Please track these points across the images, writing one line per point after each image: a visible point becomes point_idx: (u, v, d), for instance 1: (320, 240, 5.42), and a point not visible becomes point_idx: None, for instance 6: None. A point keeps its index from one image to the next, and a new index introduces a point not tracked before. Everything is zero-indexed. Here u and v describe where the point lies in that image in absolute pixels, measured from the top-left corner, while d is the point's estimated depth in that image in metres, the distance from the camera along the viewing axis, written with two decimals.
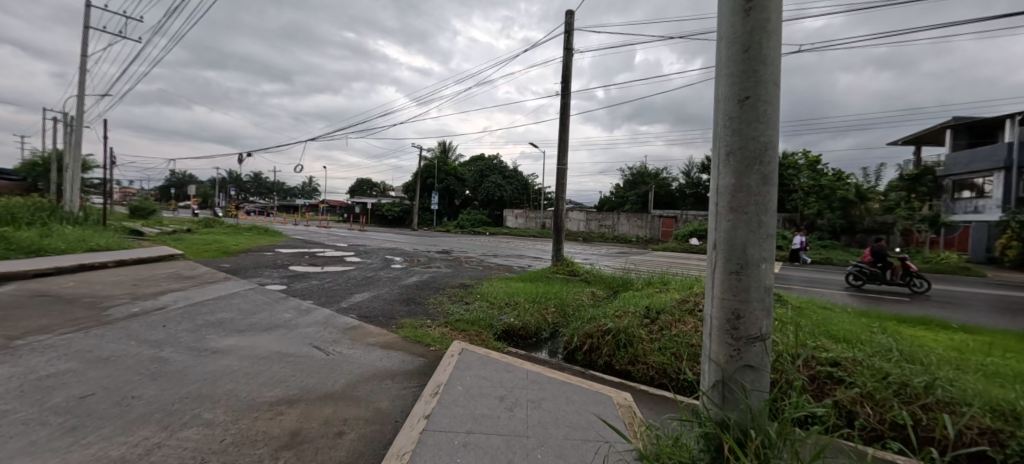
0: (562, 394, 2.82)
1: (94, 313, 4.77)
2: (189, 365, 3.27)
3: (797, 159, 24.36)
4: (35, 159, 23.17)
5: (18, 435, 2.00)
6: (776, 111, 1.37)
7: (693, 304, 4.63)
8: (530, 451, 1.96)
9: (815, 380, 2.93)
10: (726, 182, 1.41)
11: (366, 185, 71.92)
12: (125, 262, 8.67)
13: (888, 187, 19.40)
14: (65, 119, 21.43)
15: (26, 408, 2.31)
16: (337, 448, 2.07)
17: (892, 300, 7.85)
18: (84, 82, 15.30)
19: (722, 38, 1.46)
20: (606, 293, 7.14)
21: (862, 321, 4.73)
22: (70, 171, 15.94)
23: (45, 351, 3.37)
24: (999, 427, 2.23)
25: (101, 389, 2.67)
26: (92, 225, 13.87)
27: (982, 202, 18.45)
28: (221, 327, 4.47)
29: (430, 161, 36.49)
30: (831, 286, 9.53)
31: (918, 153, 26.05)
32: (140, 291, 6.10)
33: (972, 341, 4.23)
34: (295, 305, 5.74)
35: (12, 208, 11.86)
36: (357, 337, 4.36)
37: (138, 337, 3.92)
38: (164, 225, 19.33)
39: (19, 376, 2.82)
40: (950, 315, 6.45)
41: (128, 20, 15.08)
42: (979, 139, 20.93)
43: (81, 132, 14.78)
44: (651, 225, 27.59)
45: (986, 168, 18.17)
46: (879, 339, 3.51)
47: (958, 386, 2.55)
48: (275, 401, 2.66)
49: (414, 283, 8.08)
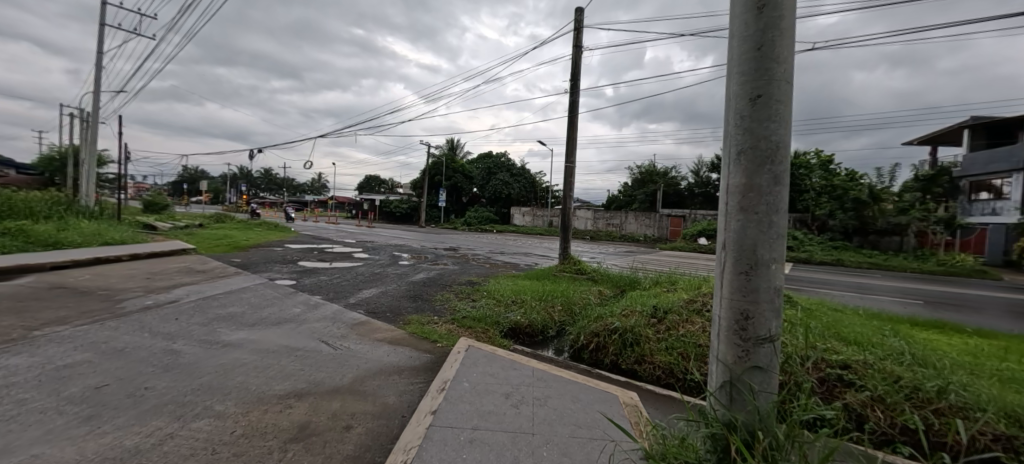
0: (568, 393, 2.82)
1: (109, 305, 4.88)
2: (201, 358, 3.33)
3: (808, 159, 23.99)
4: (52, 154, 23.81)
5: (36, 423, 2.07)
6: (789, 111, 1.35)
7: (701, 304, 4.59)
8: (535, 448, 1.98)
9: (824, 382, 2.89)
10: (736, 182, 1.39)
11: (375, 182, 73.20)
12: (139, 255, 8.89)
13: (902, 187, 18.97)
14: (81, 115, 21.95)
15: (44, 397, 2.39)
16: (346, 442, 2.10)
17: (905, 303, 7.70)
18: (99, 78, 15.65)
19: (734, 36, 1.44)
20: (612, 292, 7.12)
21: (874, 324, 4.64)
22: (85, 166, 16.33)
23: (61, 342, 3.47)
24: (1012, 433, 2.19)
25: (116, 379, 2.74)
26: (106, 219, 14.15)
27: (999, 204, 17.94)
28: (232, 321, 4.56)
29: (438, 159, 36.70)
30: (843, 288, 9.38)
31: (934, 152, 25.48)
32: (153, 284, 6.22)
33: (986, 345, 4.13)
34: (303, 300, 5.83)
35: (30, 201, 12.18)
36: (365, 333, 4.42)
37: (152, 330, 4.01)
38: (175, 219, 19.66)
39: (37, 366, 2.90)
40: (964, 318, 6.34)
41: (141, 18, 15.34)
42: (997, 140, 20.40)
43: (96, 128, 15.16)
44: (658, 224, 27.52)
45: (1004, 169, 17.65)
46: (890, 343, 3.45)
47: (971, 391, 2.51)
48: (285, 394, 2.71)
49: (421, 280, 8.13)
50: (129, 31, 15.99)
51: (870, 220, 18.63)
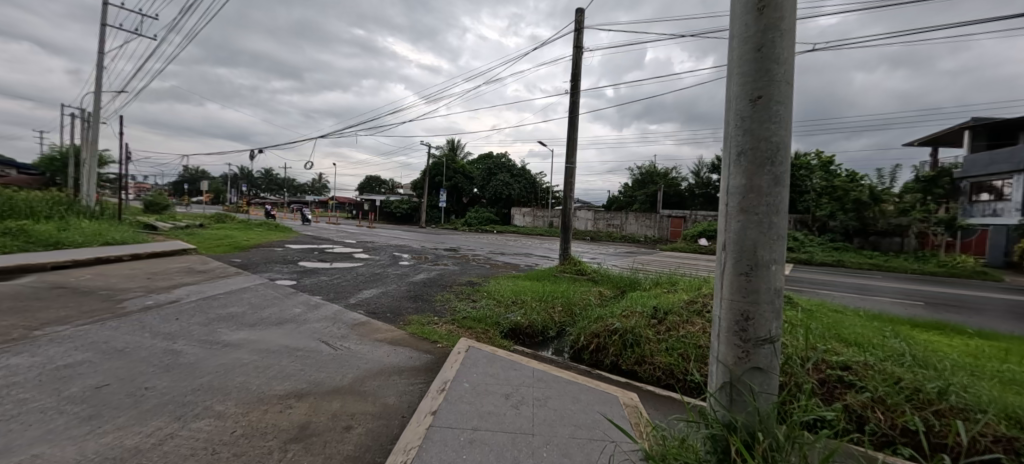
0: (568, 393, 2.82)
1: (110, 305, 4.90)
2: (202, 358, 3.34)
3: (809, 160, 23.98)
4: (53, 154, 23.86)
5: (36, 423, 2.07)
6: (789, 112, 1.35)
7: (701, 305, 4.59)
8: (536, 449, 1.97)
9: (825, 383, 2.90)
10: (737, 183, 1.39)
11: (376, 183, 73.32)
12: (140, 255, 8.90)
13: (902, 189, 18.95)
14: (81, 115, 21.99)
15: (45, 397, 2.39)
16: (346, 442, 2.11)
17: (906, 304, 7.68)
18: (100, 78, 15.67)
19: (734, 39, 1.44)
20: (613, 292, 7.13)
21: (875, 326, 4.63)
22: (86, 166, 16.34)
23: (61, 342, 3.47)
24: (1012, 435, 2.18)
25: (116, 379, 2.75)
26: (106, 219, 14.14)
27: (999, 205, 17.76)
28: (232, 321, 4.56)
29: (438, 159, 36.72)
30: (844, 289, 9.38)
31: (935, 154, 25.43)
32: (154, 284, 6.23)
33: (988, 347, 4.12)
34: (303, 300, 5.83)
35: (31, 201, 12.21)
36: (365, 333, 4.42)
37: (152, 330, 4.02)
38: (175, 219, 19.64)
39: (38, 366, 2.91)
40: (964, 320, 6.35)
41: (142, 18, 15.38)
42: (998, 141, 20.37)
43: (97, 129, 15.20)
44: (659, 225, 27.55)
45: (1004, 170, 17.64)
46: (892, 344, 3.44)
47: (971, 392, 2.50)
48: (285, 394, 2.71)
49: (422, 280, 8.13)
50: (131, 31, 16.06)
51: (872, 221, 18.60)
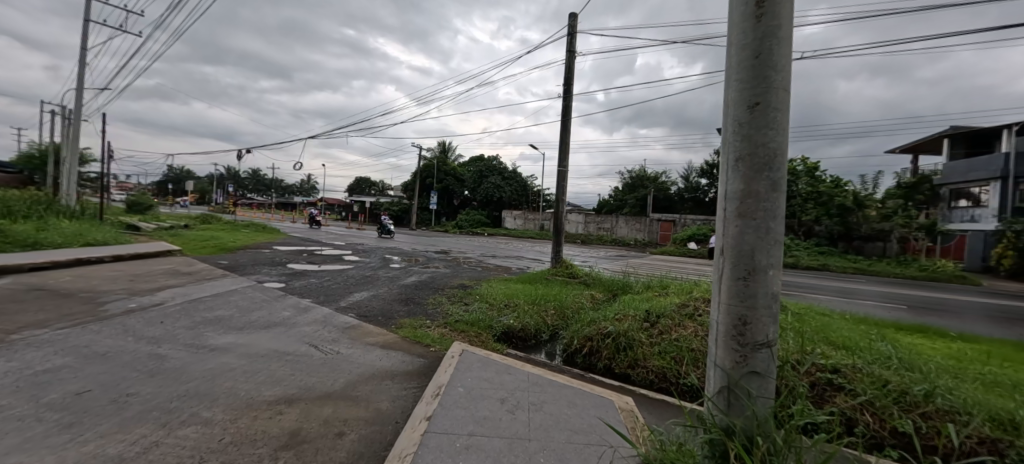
0: (563, 398, 2.82)
1: (91, 307, 4.76)
2: (189, 362, 3.26)
3: (795, 165, 24.47)
4: (32, 151, 23.24)
5: (13, 431, 1.99)
6: (787, 119, 1.37)
7: (692, 309, 4.58)
8: (532, 454, 1.96)
9: (815, 386, 2.97)
10: (735, 189, 1.42)
11: (366, 184, 72.67)
12: (123, 256, 8.67)
13: (885, 194, 19.41)
14: (61, 113, 21.38)
15: (21, 404, 2.29)
16: (338, 449, 2.06)
17: (889, 307, 7.92)
18: (82, 74, 15.25)
19: (731, 46, 1.47)
20: (605, 295, 7.16)
21: (861, 328, 4.77)
22: (68, 165, 15.82)
23: (40, 346, 3.34)
24: (997, 436, 2.23)
25: (97, 385, 2.65)
26: (86, 219, 13.71)
27: (978, 211, 18.61)
28: (219, 325, 4.43)
29: (429, 161, 36.52)
30: (829, 293, 9.60)
31: (915, 160, 26.25)
32: (137, 286, 6.06)
33: (970, 349, 4.28)
34: (293, 303, 5.73)
35: (8, 200, 11.82)
36: (357, 337, 4.35)
37: (136, 333, 3.89)
38: (159, 219, 19.28)
39: (14, 371, 2.79)
40: (944, 322, 6.56)
41: (126, 14, 15.03)
42: (976, 149, 21.14)
43: (77, 126, 14.76)
44: (649, 228, 27.87)
45: (982, 177, 18.28)
46: (879, 346, 3.52)
47: (957, 394, 2.56)
48: (274, 400, 2.65)
49: (414, 283, 8.07)
50: (115, 27, 15.78)
51: (855, 225, 19.22)
